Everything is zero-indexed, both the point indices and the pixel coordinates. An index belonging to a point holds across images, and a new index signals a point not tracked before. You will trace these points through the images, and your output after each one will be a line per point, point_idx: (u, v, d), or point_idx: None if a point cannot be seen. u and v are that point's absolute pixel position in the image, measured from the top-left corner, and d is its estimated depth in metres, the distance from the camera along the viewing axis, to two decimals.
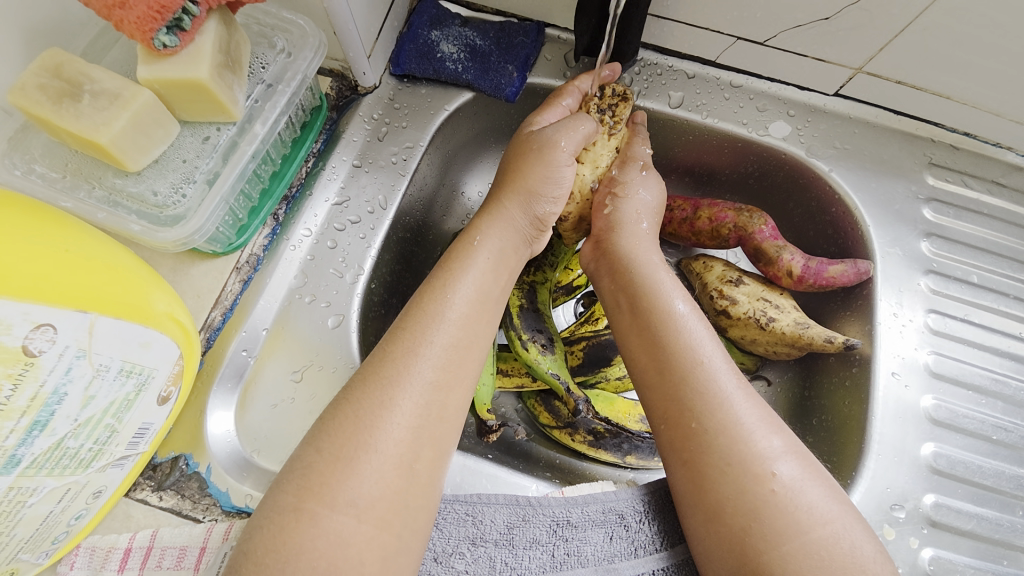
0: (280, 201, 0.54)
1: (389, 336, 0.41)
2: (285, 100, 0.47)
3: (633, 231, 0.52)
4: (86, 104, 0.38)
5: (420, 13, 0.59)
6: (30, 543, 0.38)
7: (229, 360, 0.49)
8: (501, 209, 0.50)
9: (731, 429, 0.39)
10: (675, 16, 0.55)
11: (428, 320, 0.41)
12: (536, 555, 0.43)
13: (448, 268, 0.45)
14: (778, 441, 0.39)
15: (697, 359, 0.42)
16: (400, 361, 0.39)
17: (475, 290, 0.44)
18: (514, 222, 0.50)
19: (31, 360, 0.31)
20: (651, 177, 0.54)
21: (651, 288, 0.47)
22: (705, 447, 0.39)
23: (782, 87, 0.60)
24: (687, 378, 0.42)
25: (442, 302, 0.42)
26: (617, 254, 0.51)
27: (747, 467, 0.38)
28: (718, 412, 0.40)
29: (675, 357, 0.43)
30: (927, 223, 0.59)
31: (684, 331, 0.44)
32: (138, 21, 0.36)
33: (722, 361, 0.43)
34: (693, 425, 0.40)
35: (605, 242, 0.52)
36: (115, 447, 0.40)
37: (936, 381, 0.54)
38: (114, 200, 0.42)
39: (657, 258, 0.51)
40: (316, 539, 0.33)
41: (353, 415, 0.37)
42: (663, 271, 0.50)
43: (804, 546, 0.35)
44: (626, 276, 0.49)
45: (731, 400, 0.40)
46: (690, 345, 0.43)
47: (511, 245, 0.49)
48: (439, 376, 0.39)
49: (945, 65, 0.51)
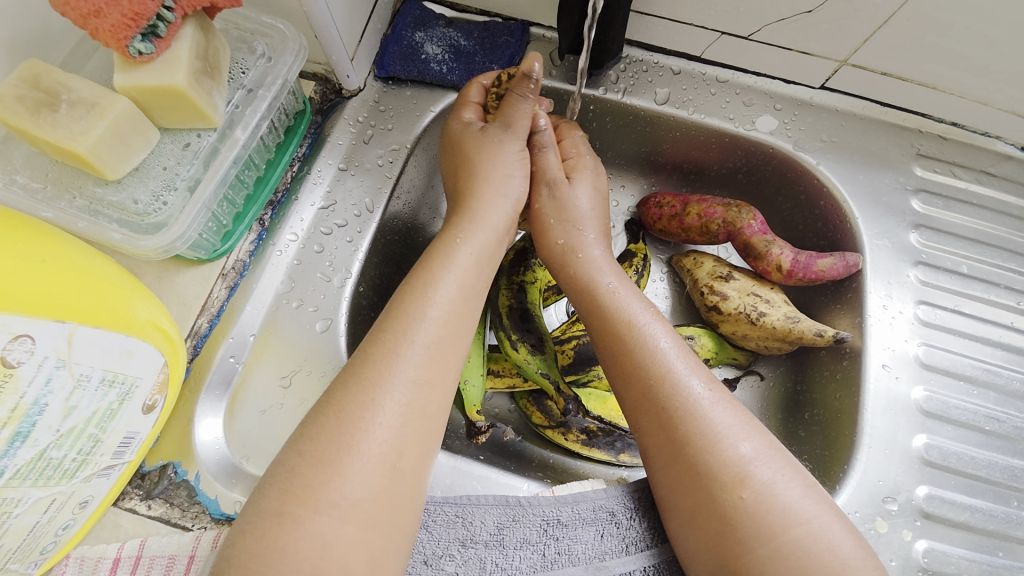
0: (265, 206, 0.54)
1: (372, 338, 0.41)
2: (265, 105, 0.47)
3: (583, 242, 0.51)
4: (63, 114, 0.38)
5: (403, 15, 0.59)
6: (17, 554, 0.37)
7: (216, 367, 0.49)
8: (479, 205, 0.50)
9: (696, 439, 0.39)
10: (658, 11, 0.55)
11: (406, 319, 0.41)
12: (526, 555, 0.43)
13: (426, 267, 0.45)
14: (748, 444, 0.39)
15: (657, 372, 0.42)
16: (382, 362, 0.39)
17: (457, 289, 0.44)
18: (497, 216, 0.50)
19: (9, 371, 0.31)
20: (566, 188, 0.53)
21: (610, 300, 0.47)
22: (673, 459, 0.40)
23: (768, 82, 0.60)
24: (648, 392, 0.42)
25: (422, 301, 0.42)
26: (577, 267, 0.51)
27: (717, 475, 0.38)
28: (683, 424, 0.40)
29: (634, 372, 0.43)
30: (916, 214, 0.59)
31: (642, 344, 0.44)
32: (112, 29, 0.36)
33: (685, 369, 0.42)
34: (659, 439, 0.40)
35: (559, 259, 0.52)
36: (101, 457, 0.39)
37: (927, 372, 0.54)
38: (95, 209, 0.41)
39: (613, 266, 0.50)
40: (298, 542, 0.32)
41: (334, 416, 0.37)
42: (622, 279, 0.49)
43: (781, 548, 0.35)
44: (587, 290, 0.49)
45: (696, 409, 0.40)
46: (648, 358, 0.43)
47: (493, 238, 0.49)
48: (420, 373, 0.39)
49: (930, 55, 0.51)
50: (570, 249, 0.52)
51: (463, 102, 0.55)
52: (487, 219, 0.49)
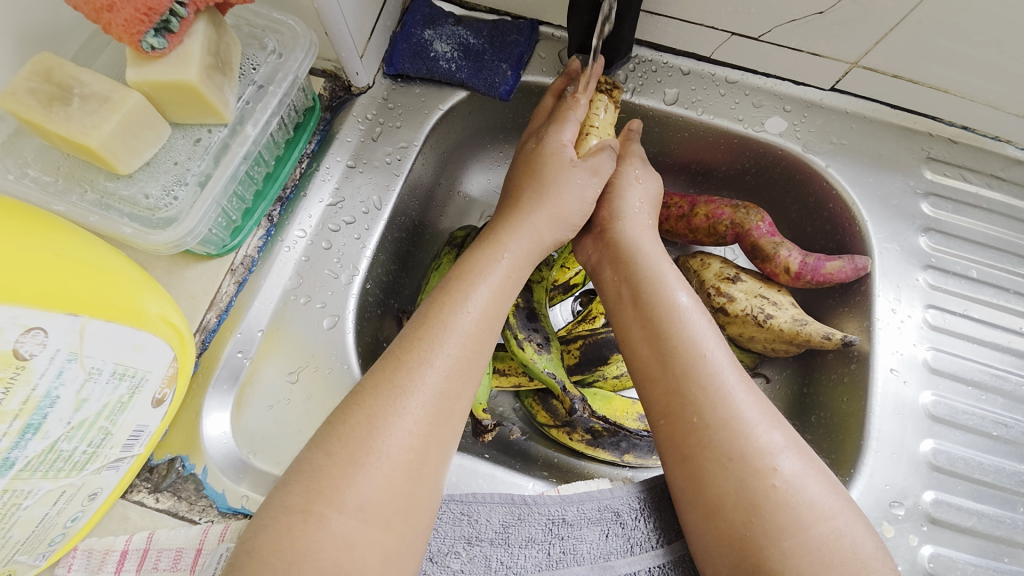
0: (274, 202, 0.54)
1: (406, 344, 0.41)
2: (276, 101, 0.47)
3: (628, 226, 0.52)
4: (76, 108, 0.38)
5: (413, 13, 0.59)
6: (26, 545, 0.38)
7: (224, 362, 0.49)
8: (524, 224, 0.49)
9: (734, 422, 0.39)
10: (669, 11, 0.55)
11: (443, 330, 0.41)
12: (531, 554, 0.43)
13: (465, 279, 0.45)
14: (779, 435, 0.39)
15: (700, 352, 0.42)
16: (413, 369, 0.39)
17: (490, 302, 0.44)
18: (536, 235, 0.49)
19: (21, 363, 0.31)
20: (647, 169, 0.55)
21: (652, 280, 0.47)
22: (707, 441, 0.39)
23: (777, 83, 0.60)
24: (689, 371, 0.42)
25: (459, 314, 0.42)
26: (618, 246, 0.51)
27: (749, 461, 0.38)
28: (723, 405, 0.40)
29: (676, 350, 0.43)
30: (926, 218, 0.58)
31: (688, 325, 0.44)
32: (125, 24, 0.36)
33: (725, 355, 0.43)
34: (693, 419, 0.40)
35: (603, 236, 0.52)
36: (109, 450, 0.40)
37: (935, 377, 0.54)
38: (106, 203, 0.42)
39: (657, 251, 0.51)
40: (321, 541, 0.32)
41: (364, 419, 0.36)
42: (665, 263, 0.49)
43: (805, 542, 0.35)
44: (627, 270, 0.49)
45: (735, 393, 0.40)
46: (693, 339, 0.43)
47: (526, 254, 0.49)
48: (446, 385, 0.39)
49: (942, 57, 0.51)
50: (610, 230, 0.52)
51: (559, 116, 0.53)
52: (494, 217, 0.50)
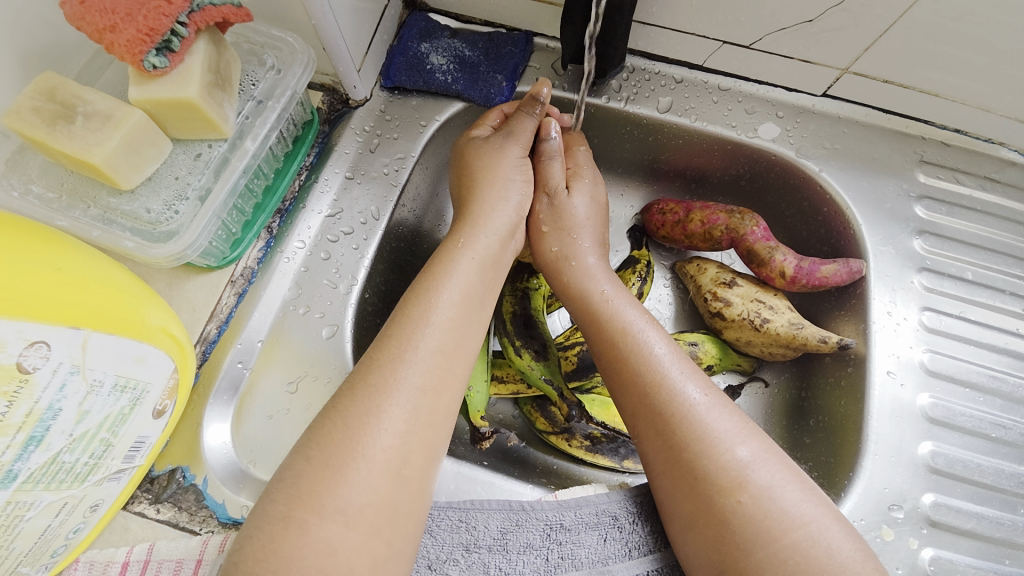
0: (274, 214, 0.55)
1: (376, 343, 0.41)
2: (275, 116, 0.48)
3: (573, 257, 0.53)
4: (79, 126, 0.39)
5: (409, 26, 0.60)
6: (29, 557, 0.38)
7: (224, 372, 0.49)
8: (482, 209, 0.51)
9: (692, 444, 0.39)
10: (660, 22, 0.56)
11: (421, 329, 0.41)
12: (530, 560, 0.43)
13: (430, 273, 0.46)
14: (744, 450, 0.39)
15: (654, 377, 0.42)
16: (394, 371, 0.39)
17: (460, 293, 0.44)
18: (499, 219, 0.51)
19: (25, 377, 0.32)
20: (565, 198, 0.55)
21: (605, 308, 0.48)
22: (672, 465, 0.40)
23: (770, 90, 0.60)
24: (646, 397, 0.42)
25: (425, 307, 0.43)
26: (573, 277, 0.52)
27: (714, 479, 0.38)
28: (680, 428, 0.40)
29: (633, 376, 0.43)
30: (920, 221, 0.59)
31: (640, 349, 0.44)
32: (127, 45, 0.38)
33: (681, 373, 0.43)
34: (656, 444, 0.41)
35: (556, 266, 0.53)
36: (111, 461, 0.40)
37: (932, 379, 0.54)
38: (108, 218, 0.42)
39: (608, 275, 0.51)
40: (303, 547, 0.33)
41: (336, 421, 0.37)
42: (617, 288, 0.50)
43: (779, 552, 0.35)
44: (585, 297, 0.50)
45: (693, 413, 0.40)
46: (645, 363, 0.43)
47: (496, 241, 0.50)
48: (426, 380, 0.39)
49: (931, 62, 0.51)
50: (559, 264, 0.53)
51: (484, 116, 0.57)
52: (467, 214, 0.51)
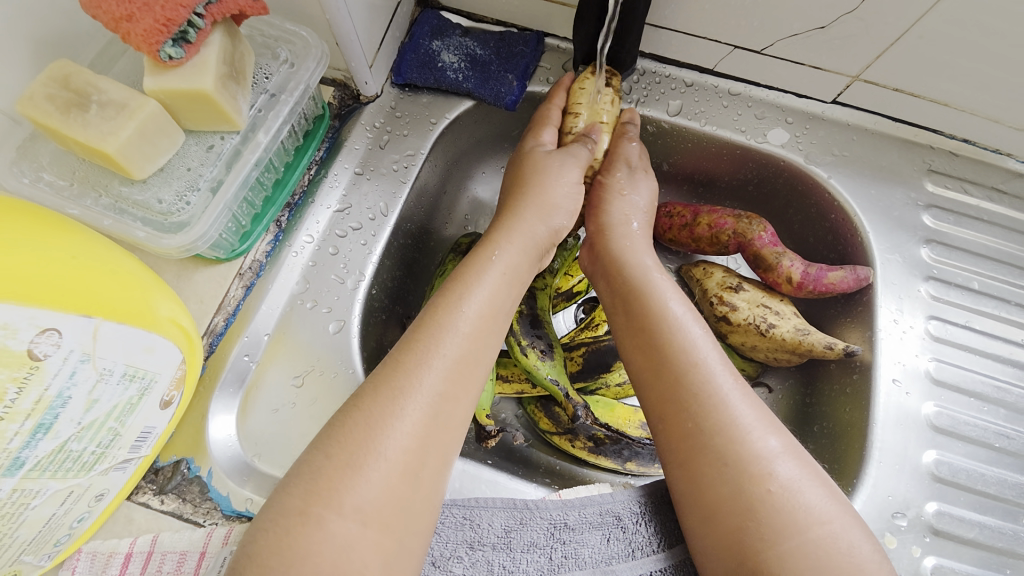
0: (282, 208, 0.55)
1: (401, 346, 0.41)
2: (287, 109, 0.48)
3: (627, 233, 0.53)
4: (93, 114, 0.39)
5: (421, 24, 0.60)
6: (32, 546, 0.38)
7: (230, 366, 0.49)
8: (519, 223, 0.50)
9: (727, 428, 0.39)
10: (673, 25, 0.56)
11: (439, 331, 0.41)
12: (534, 559, 0.43)
13: (460, 280, 0.45)
14: (776, 441, 0.39)
15: (692, 360, 0.43)
16: (403, 367, 0.39)
17: (487, 304, 0.44)
18: (531, 234, 0.50)
19: (35, 364, 0.32)
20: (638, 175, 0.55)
21: (645, 288, 0.48)
22: (700, 446, 0.39)
23: (779, 95, 0.60)
24: (682, 379, 0.42)
25: (455, 314, 0.42)
26: (616, 254, 0.52)
27: (744, 466, 0.38)
28: (715, 413, 0.40)
29: (669, 357, 0.43)
30: (928, 230, 0.59)
31: (681, 332, 0.44)
32: (144, 34, 0.38)
33: (718, 361, 0.43)
34: (687, 425, 0.40)
35: (601, 243, 0.53)
36: (118, 451, 0.40)
37: (938, 388, 0.54)
38: (120, 207, 0.42)
39: (653, 258, 0.52)
40: (320, 543, 0.33)
41: (342, 415, 0.37)
42: (660, 271, 0.50)
43: (801, 546, 0.35)
44: (626, 276, 0.50)
45: (727, 400, 0.40)
46: (686, 345, 0.44)
47: (524, 259, 0.49)
48: (446, 386, 0.39)
49: (943, 71, 0.51)
50: (603, 241, 0.53)
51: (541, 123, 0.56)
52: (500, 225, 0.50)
